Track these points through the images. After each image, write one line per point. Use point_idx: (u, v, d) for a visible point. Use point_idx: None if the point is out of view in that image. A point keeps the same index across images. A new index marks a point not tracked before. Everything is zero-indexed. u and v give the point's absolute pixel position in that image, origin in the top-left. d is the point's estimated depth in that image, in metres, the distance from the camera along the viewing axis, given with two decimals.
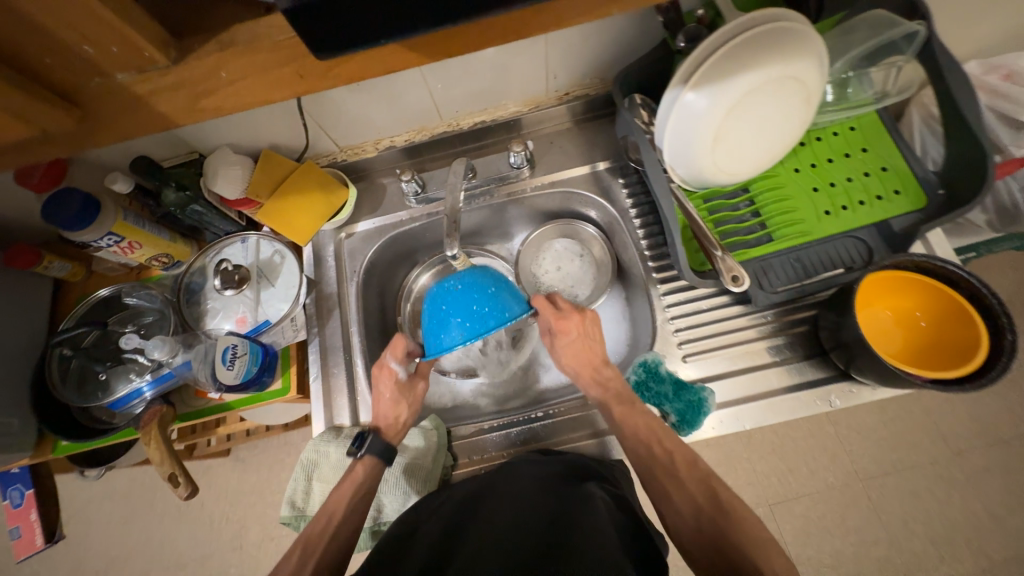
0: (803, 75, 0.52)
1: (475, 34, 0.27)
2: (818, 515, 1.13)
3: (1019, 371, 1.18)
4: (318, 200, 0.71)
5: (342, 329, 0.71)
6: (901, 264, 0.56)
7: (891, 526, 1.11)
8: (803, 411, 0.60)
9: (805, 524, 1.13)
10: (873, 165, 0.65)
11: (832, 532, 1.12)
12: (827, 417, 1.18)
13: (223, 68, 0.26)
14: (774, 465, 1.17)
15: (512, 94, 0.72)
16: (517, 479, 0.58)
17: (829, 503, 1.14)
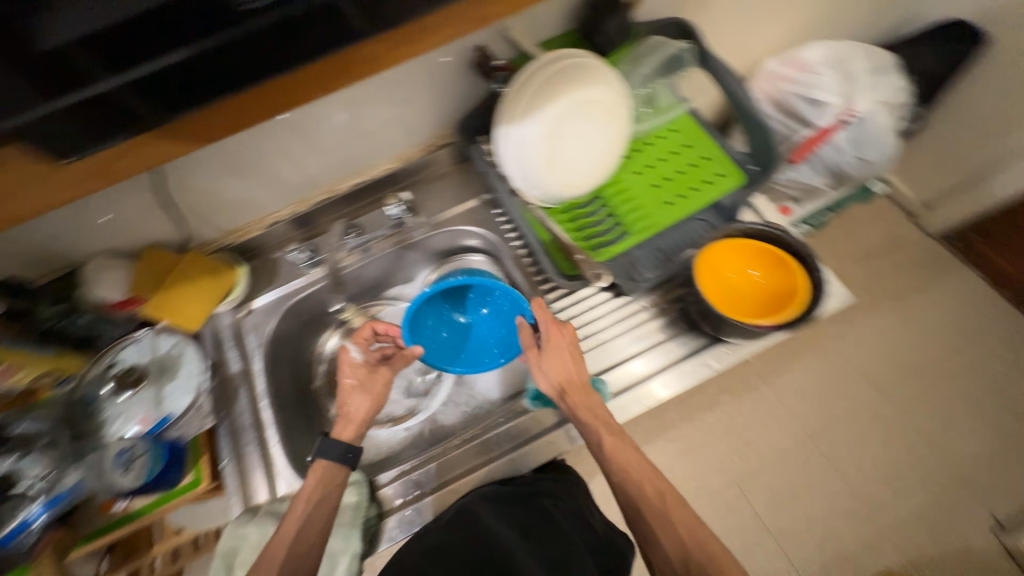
0: (601, 96, 0.63)
1: (242, 115, 0.37)
2: (782, 483, 1.20)
3: (910, 308, 1.33)
4: (205, 286, 0.73)
5: (251, 406, 0.71)
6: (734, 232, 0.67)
7: (847, 475, 1.20)
8: (688, 379, 0.67)
9: (773, 494, 1.20)
10: (697, 156, 0.75)
11: (799, 496, 1.20)
12: (764, 386, 1.28)
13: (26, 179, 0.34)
14: (732, 444, 1.24)
15: (380, 154, 0.79)
16: (490, 524, 0.62)
17: (789, 467, 1.22)
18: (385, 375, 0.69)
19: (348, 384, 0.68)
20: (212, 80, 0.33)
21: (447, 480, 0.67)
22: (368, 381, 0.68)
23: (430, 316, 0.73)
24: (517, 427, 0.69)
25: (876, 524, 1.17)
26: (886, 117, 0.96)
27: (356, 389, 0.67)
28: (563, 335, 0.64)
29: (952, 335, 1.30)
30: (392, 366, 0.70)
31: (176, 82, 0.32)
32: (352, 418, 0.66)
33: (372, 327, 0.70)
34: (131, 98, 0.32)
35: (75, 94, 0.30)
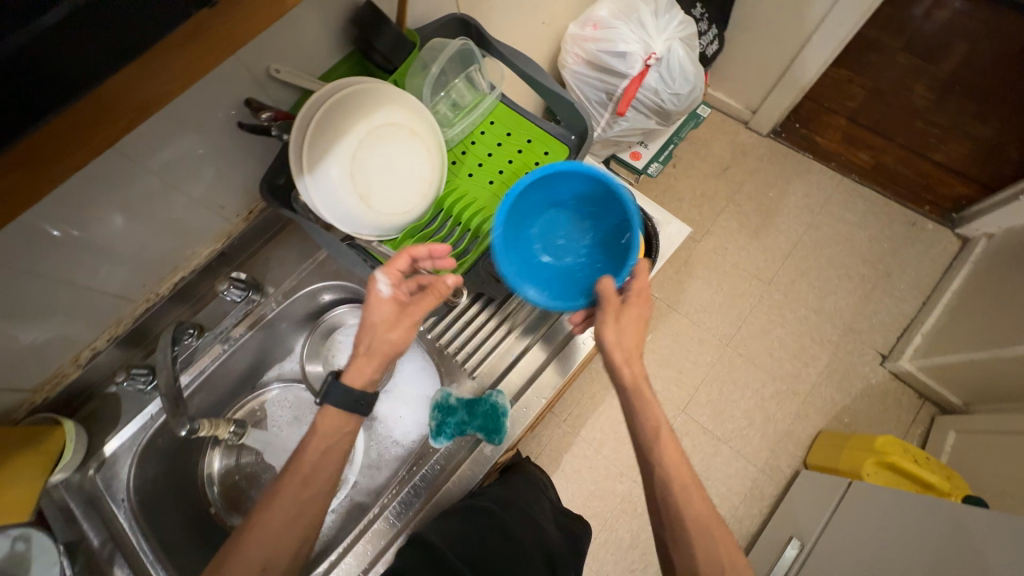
0: (393, 117, 0.60)
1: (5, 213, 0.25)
2: (718, 394, 1.31)
3: (770, 203, 1.48)
4: (22, 462, 0.59)
5: (136, 572, 0.61)
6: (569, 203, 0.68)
7: (766, 364, 1.34)
8: (576, 355, 0.69)
9: (714, 406, 1.30)
10: (521, 141, 0.75)
11: (735, 398, 1.31)
12: (675, 314, 1.37)
13: None
14: (666, 377, 1.32)
15: (194, 242, 0.69)
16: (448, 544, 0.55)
17: (719, 377, 1.33)
18: (419, 307, 0.60)
19: (372, 319, 0.60)
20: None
21: (379, 552, 0.61)
22: (398, 319, 0.60)
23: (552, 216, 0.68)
24: (437, 467, 0.64)
25: (798, 395, 1.32)
26: (683, 51, 1.02)
27: (388, 322, 0.60)
28: (642, 304, 0.62)
29: (806, 213, 1.47)
30: (422, 307, 0.60)
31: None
32: (374, 355, 0.60)
33: (409, 256, 0.58)
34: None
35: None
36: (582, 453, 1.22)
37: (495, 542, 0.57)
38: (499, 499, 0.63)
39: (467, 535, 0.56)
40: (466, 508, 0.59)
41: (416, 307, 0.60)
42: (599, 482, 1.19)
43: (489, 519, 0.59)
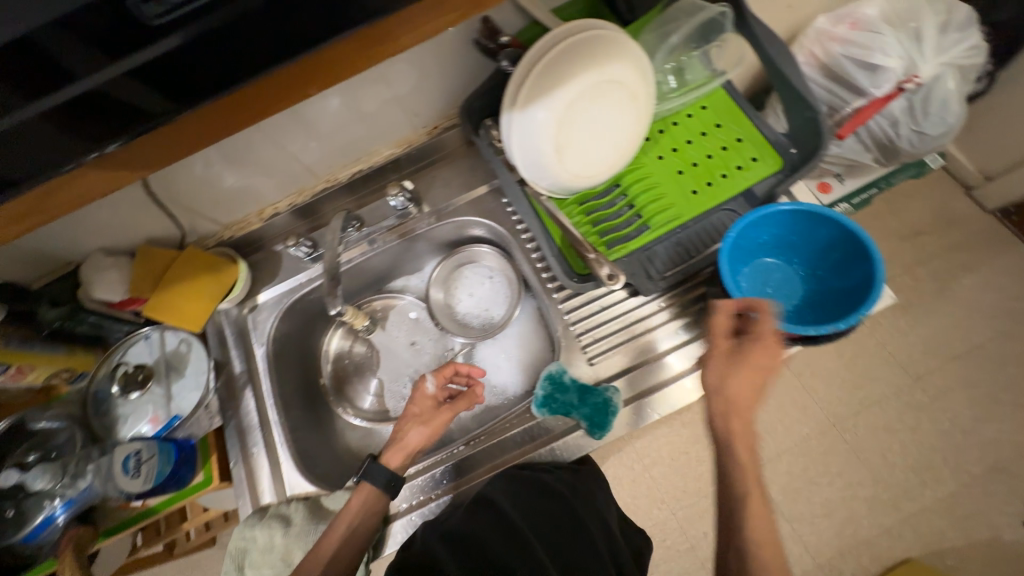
0: (623, 76, 0.54)
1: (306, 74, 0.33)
2: (801, 469, 1.07)
3: (969, 288, 1.14)
4: (207, 284, 0.70)
5: (258, 405, 0.70)
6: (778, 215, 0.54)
7: (871, 462, 1.06)
8: (707, 386, 0.62)
9: (790, 480, 1.07)
10: (729, 138, 0.67)
11: (817, 482, 1.06)
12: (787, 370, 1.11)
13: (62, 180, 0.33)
14: None
15: (380, 140, 0.74)
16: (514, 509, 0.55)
17: (807, 454, 1.08)
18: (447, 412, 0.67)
19: (410, 414, 0.68)
20: (165, 89, 0.30)
21: (448, 487, 0.65)
22: (430, 417, 0.67)
23: (767, 255, 0.58)
24: (522, 433, 0.65)
25: (899, 511, 1.04)
26: (953, 83, 0.84)
27: (420, 421, 0.67)
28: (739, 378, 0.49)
29: (1003, 319, 1.12)
30: (455, 408, 0.67)
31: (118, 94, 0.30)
32: (405, 446, 0.65)
33: (453, 367, 0.70)
34: (78, 112, 0.30)
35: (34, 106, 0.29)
36: (628, 463, 1.02)
37: (556, 525, 0.55)
38: (572, 481, 0.61)
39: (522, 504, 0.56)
40: (530, 476, 0.59)
41: (450, 406, 0.68)
42: (635, 498, 1.01)
43: (557, 500, 0.57)
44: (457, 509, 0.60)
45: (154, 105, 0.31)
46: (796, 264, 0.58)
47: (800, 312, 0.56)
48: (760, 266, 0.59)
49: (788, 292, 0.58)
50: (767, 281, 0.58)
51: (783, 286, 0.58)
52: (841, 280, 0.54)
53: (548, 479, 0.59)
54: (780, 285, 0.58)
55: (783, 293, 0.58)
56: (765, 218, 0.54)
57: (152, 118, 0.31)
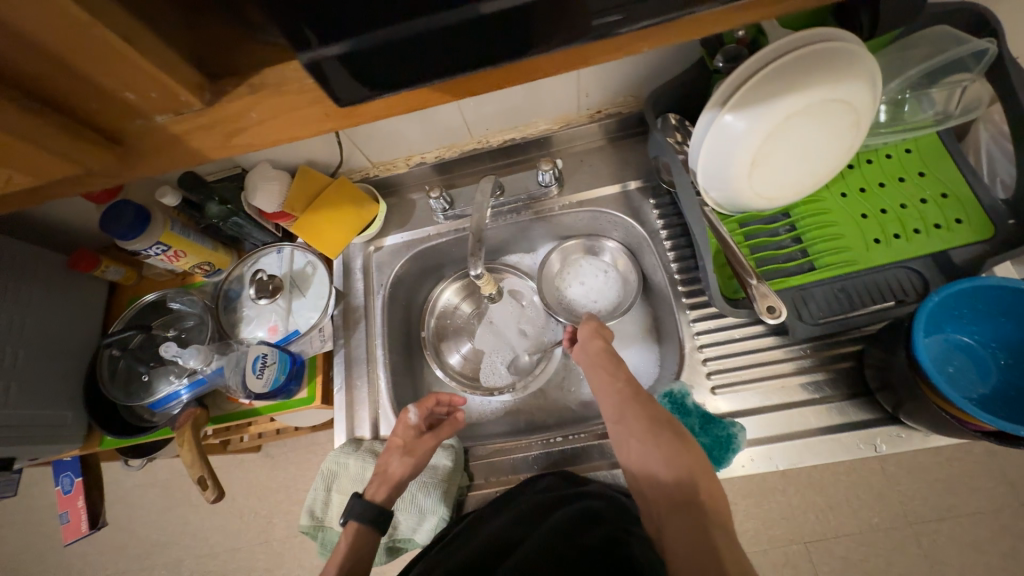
0: (852, 97, 0.49)
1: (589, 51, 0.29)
2: (859, 558, 0.90)
3: None
4: (349, 214, 0.73)
5: (367, 341, 0.73)
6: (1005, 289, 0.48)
7: None
8: (842, 454, 0.56)
9: (845, 567, 0.90)
10: (932, 191, 0.60)
11: None
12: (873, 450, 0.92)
13: (253, 109, 0.28)
14: (811, 500, 0.93)
15: (542, 112, 0.72)
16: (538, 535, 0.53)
17: (876, 546, 0.89)
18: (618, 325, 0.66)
19: (393, 444, 0.63)
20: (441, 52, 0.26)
21: (531, 473, 0.64)
22: (413, 446, 0.62)
23: (970, 333, 0.53)
24: None
25: None
26: None
27: (399, 451, 0.62)
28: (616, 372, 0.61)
29: None
30: (440, 436, 0.64)
31: (390, 57, 0.25)
32: (388, 479, 0.60)
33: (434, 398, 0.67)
34: (349, 67, 0.25)
35: (323, 49, 0.24)
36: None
37: (593, 531, 0.52)
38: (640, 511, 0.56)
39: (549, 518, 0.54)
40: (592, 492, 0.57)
41: (434, 434, 0.64)
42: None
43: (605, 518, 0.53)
44: (513, 504, 0.59)
45: (432, 68, 0.26)
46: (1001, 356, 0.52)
47: (991, 403, 0.51)
48: (956, 340, 0.54)
49: (978, 377, 0.52)
50: (954, 357, 0.53)
51: (972, 370, 0.52)
52: None
53: (590, 490, 0.57)
54: (968, 367, 0.53)
55: (967, 377, 0.52)
56: (989, 288, 0.48)
57: (409, 81, 0.27)
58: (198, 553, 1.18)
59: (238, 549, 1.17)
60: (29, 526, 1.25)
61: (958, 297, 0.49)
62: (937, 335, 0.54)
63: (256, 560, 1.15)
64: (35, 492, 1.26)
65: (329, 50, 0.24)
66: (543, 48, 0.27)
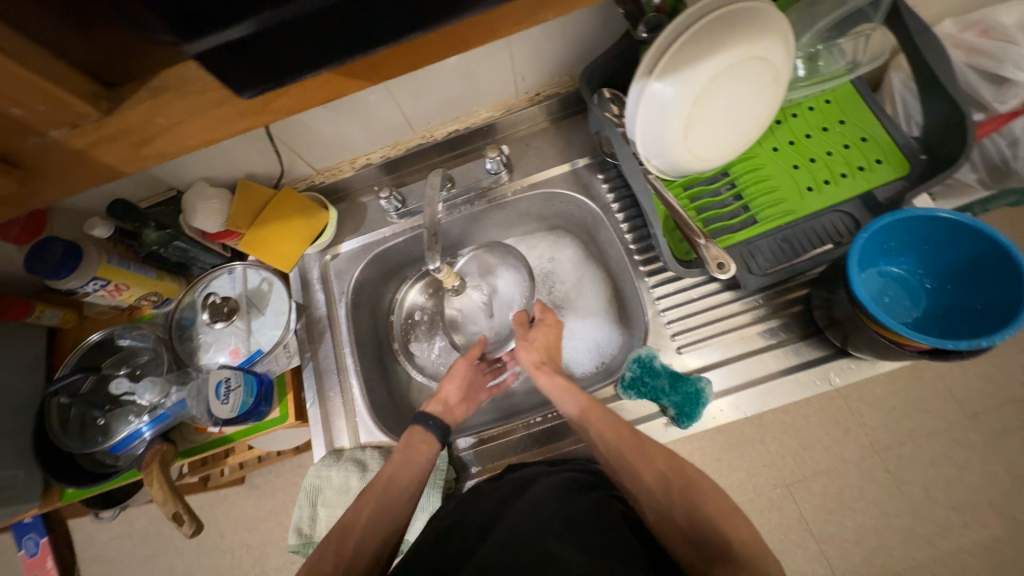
0: (767, 54, 0.52)
1: (491, 29, 0.29)
2: (837, 492, 0.95)
3: None
4: (298, 225, 0.72)
5: (335, 351, 0.72)
6: (923, 218, 0.51)
7: (913, 497, 0.92)
8: (802, 392, 0.59)
9: (824, 502, 0.95)
10: (853, 136, 0.64)
11: (852, 508, 0.94)
12: (836, 389, 0.99)
13: (157, 113, 0.27)
14: (787, 444, 0.98)
15: (482, 101, 0.72)
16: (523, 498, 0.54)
17: (849, 477, 0.95)
18: (547, 333, 0.66)
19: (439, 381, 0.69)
20: (344, 29, 0.25)
21: (510, 459, 0.64)
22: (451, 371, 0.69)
23: (896, 263, 0.57)
24: None
25: (934, 548, 0.90)
26: None
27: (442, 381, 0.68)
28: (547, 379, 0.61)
29: None
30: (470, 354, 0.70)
31: (291, 33, 0.25)
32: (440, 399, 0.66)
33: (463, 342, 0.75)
34: (252, 50, 0.25)
35: (221, 34, 0.24)
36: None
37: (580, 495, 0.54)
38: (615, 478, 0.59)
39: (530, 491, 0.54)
40: (567, 469, 0.58)
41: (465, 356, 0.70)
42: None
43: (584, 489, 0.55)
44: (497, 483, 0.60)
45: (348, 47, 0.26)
46: (928, 280, 0.56)
47: (922, 325, 0.55)
48: (888, 272, 0.58)
49: (908, 304, 0.57)
50: (887, 289, 0.58)
51: (902, 297, 0.57)
52: (980, 299, 0.51)
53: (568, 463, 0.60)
54: (899, 294, 0.57)
55: (900, 304, 0.57)
56: (912, 219, 0.52)
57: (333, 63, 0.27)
58: None
59: None
60: None
61: (885, 231, 0.53)
62: (871, 272, 0.58)
63: None
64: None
65: (225, 34, 0.24)
66: (454, 17, 0.26)
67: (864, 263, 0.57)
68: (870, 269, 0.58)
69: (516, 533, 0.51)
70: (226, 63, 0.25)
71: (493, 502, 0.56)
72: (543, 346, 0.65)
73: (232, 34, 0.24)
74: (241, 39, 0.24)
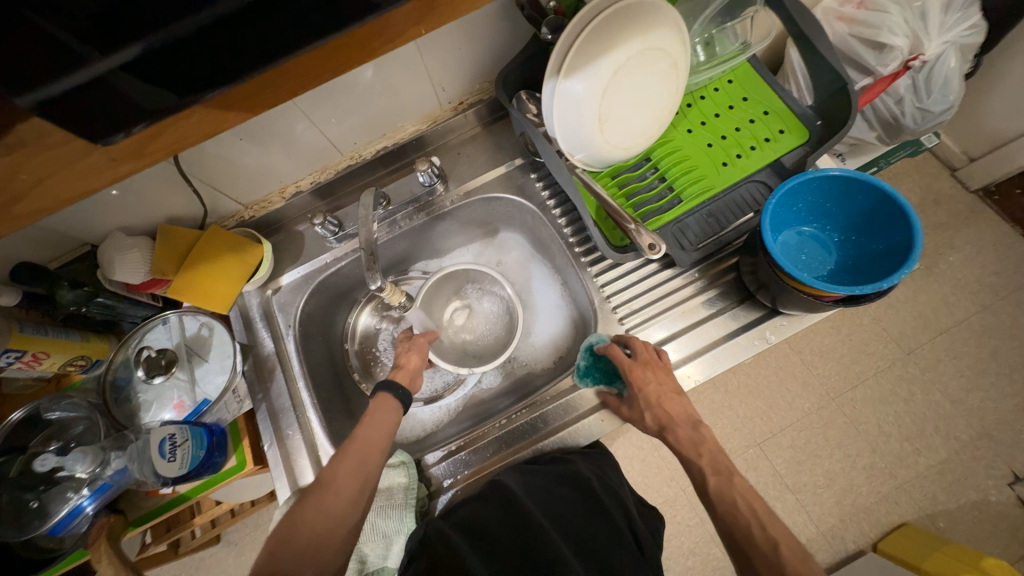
0: (663, 43, 0.55)
1: (355, 45, 0.32)
2: (804, 443, 1.00)
3: (969, 266, 1.05)
4: (231, 264, 0.69)
5: (289, 387, 0.69)
6: (820, 178, 0.56)
7: (869, 434, 0.99)
8: (744, 353, 0.62)
9: (795, 454, 1.00)
10: (756, 111, 0.68)
11: (820, 454, 1.00)
12: (788, 345, 1.05)
13: (20, 170, 0.31)
14: (754, 406, 1.03)
15: (407, 115, 0.72)
16: (500, 496, 0.55)
17: (813, 427, 1.01)
18: (661, 380, 0.57)
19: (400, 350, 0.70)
20: (211, 55, 0.28)
21: (482, 466, 0.64)
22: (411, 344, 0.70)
23: (807, 223, 0.62)
24: (566, 405, 0.65)
25: (894, 478, 0.97)
26: (956, 62, 0.78)
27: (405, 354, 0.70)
28: (682, 429, 0.54)
29: (986, 294, 1.03)
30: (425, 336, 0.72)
31: (154, 66, 0.27)
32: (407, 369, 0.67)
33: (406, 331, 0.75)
34: (118, 93, 0.27)
35: (77, 74, 0.25)
36: (637, 442, 0.96)
37: (561, 488, 0.57)
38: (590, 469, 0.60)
39: (504, 488, 0.56)
40: (544, 468, 0.59)
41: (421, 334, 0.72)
42: (645, 476, 0.95)
43: (579, 485, 0.58)
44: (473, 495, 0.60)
45: None
46: (836, 234, 0.61)
47: (837, 276, 0.60)
48: (802, 233, 0.63)
49: (822, 258, 0.61)
50: (804, 247, 0.62)
51: (817, 253, 0.62)
52: (881, 245, 0.56)
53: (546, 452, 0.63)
54: (813, 251, 0.62)
55: (816, 260, 0.62)
56: (813, 179, 0.56)
57: None
58: None
59: None
60: None
61: (790, 195, 0.57)
62: (788, 235, 0.62)
63: None
64: None
65: (57, 85, 0.25)
66: None
67: (779, 227, 0.61)
68: (786, 231, 0.62)
69: (494, 533, 0.53)
70: (66, 113, 0.26)
71: (472, 506, 0.56)
72: (655, 411, 0.56)
73: (65, 84, 0.25)
74: (77, 87, 0.26)
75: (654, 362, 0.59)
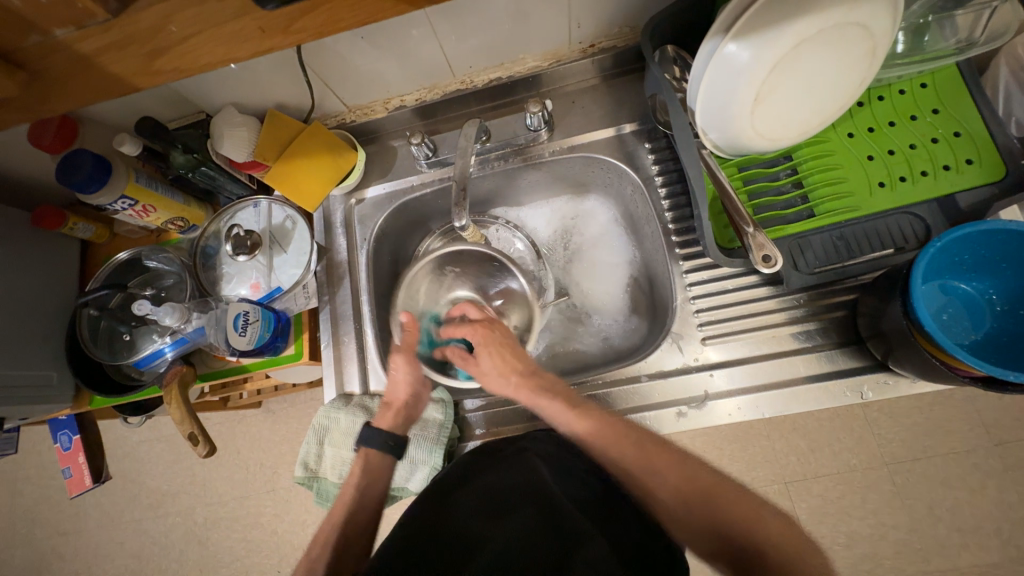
0: (868, 19, 0.44)
1: None
2: (836, 497, 0.93)
3: None
4: (324, 164, 0.69)
5: (353, 296, 0.71)
6: (1007, 231, 0.45)
7: (914, 512, 0.89)
8: (830, 401, 0.56)
9: (822, 504, 0.93)
10: (945, 129, 0.56)
11: (850, 513, 0.92)
12: None
13: (172, 22, 0.30)
14: (795, 444, 0.96)
15: (530, 48, 0.66)
16: (518, 470, 0.54)
17: (853, 485, 0.93)
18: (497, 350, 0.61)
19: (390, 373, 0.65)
20: None
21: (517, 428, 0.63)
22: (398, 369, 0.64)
23: (965, 279, 0.52)
24: (616, 398, 0.61)
25: (928, 565, 0.88)
26: None
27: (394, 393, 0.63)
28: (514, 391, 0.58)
29: None
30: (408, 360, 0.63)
31: None
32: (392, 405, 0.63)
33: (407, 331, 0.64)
34: None
35: None
36: None
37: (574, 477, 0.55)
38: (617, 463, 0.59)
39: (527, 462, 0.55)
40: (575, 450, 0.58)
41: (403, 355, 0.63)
42: None
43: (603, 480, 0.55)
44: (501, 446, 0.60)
45: None
46: (999, 301, 0.51)
47: (980, 350, 0.51)
48: (953, 288, 0.53)
49: (970, 323, 0.52)
50: (949, 305, 0.53)
51: (963, 316, 0.52)
52: None
53: None
54: (960, 312, 0.52)
55: (959, 323, 0.52)
56: (996, 232, 0.46)
57: None
58: (206, 499, 1.20)
59: (247, 497, 1.18)
60: (41, 480, 1.27)
61: (959, 243, 0.47)
62: (934, 285, 0.53)
63: (263, 506, 1.17)
64: (44, 448, 1.28)
65: None
66: None
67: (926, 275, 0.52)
68: (932, 282, 0.53)
69: (506, 497, 0.52)
70: None
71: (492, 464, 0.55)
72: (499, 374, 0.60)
73: None
74: None
75: (488, 330, 0.64)
